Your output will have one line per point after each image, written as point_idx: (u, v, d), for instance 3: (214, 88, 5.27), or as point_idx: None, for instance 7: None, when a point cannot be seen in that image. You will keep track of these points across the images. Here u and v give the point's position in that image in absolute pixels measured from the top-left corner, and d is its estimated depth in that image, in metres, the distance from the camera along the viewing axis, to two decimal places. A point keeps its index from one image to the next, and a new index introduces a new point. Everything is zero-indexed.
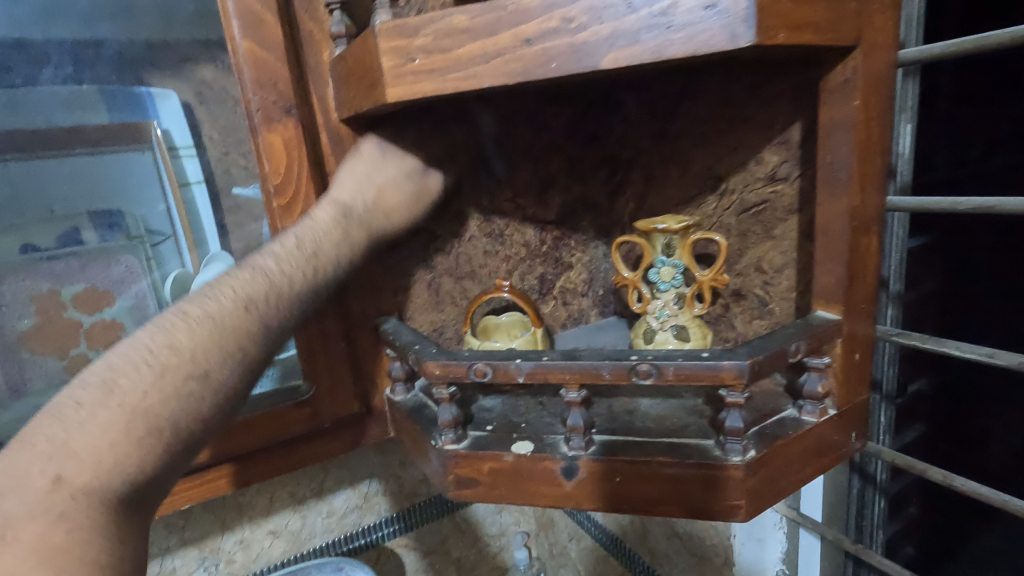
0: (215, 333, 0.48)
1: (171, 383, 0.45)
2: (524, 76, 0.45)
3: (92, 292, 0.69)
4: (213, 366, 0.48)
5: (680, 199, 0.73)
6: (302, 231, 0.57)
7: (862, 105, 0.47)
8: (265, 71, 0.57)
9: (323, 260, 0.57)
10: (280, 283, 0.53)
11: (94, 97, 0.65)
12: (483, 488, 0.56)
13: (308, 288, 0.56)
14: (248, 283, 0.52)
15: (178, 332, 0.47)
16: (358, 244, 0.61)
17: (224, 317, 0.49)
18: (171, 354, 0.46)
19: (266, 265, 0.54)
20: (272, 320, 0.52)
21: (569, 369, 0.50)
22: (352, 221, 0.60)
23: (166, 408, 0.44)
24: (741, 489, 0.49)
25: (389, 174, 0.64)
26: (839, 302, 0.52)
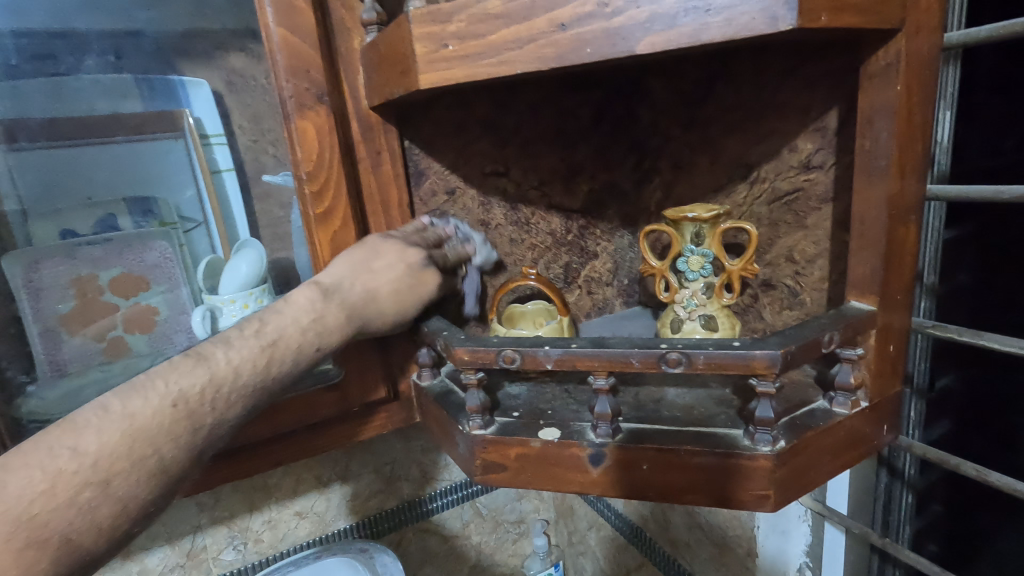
0: (128, 434, 0.44)
1: (61, 495, 0.41)
2: (558, 62, 0.45)
3: (129, 277, 0.71)
4: (116, 474, 0.43)
5: (710, 187, 0.72)
6: (269, 316, 0.54)
7: (904, 90, 0.46)
8: (297, 59, 0.58)
9: (282, 349, 0.53)
10: (222, 378, 0.49)
11: (129, 86, 0.67)
12: (510, 474, 0.57)
13: (257, 384, 0.51)
14: (186, 375, 0.47)
15: (87, 433, 0.43)
16: (335, 334, 0.56)
17: (145, 418, 0.45)
18: (71, 460, 0.42)
19: (213, 356, 0.49)
20: (204, 420, 0.48)
21: (598, 357, 0.50)
22: (329, 305, 0.56)
23: (54, 517, 0.41)
24: (769, 480, 0.49)
25: (384, 257, 0.60)
26: (875, 293, 0.51)
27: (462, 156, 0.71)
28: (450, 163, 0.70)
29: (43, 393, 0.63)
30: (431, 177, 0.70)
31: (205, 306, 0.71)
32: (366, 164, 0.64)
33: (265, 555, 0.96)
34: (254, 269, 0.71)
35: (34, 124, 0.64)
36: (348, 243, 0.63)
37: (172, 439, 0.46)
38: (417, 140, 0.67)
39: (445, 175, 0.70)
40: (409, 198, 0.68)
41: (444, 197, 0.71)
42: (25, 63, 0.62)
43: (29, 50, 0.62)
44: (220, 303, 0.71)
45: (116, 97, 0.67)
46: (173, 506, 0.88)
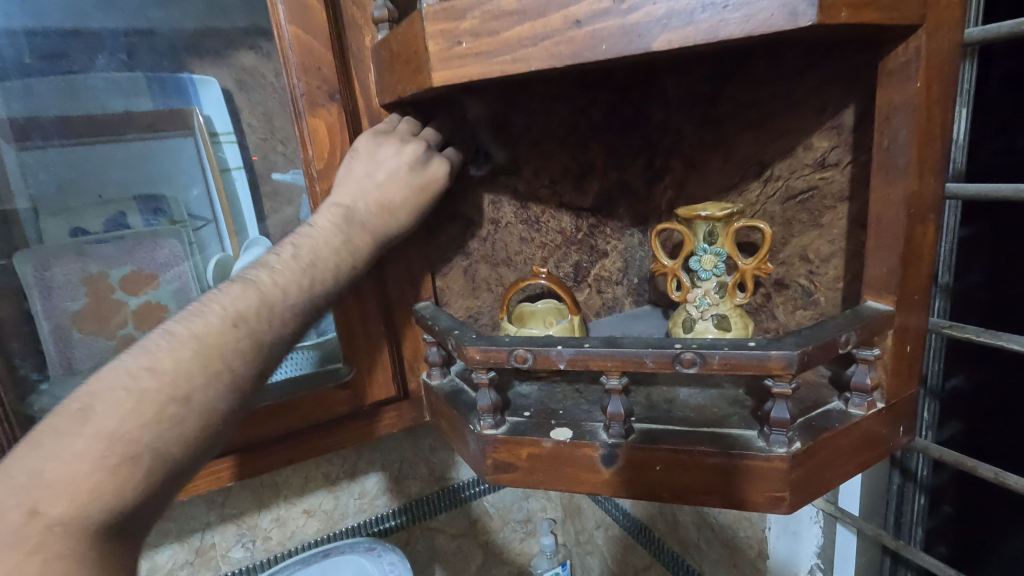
0: (200, 352, 0.45)
1: (150, 411, 0.41)
2: (573, 59, 0.44)
3: (138, 275, 0.71)
4: (197, 389, 0.44)
5: (721, 185, 0.71)
6: (299, 240, 0.54)
7: (923, 87, 0.46)
8: (309, 56, 0.57)
9: (320, 269, 0.53)
10: (273, 297, 0.49)
11: (140, 84, 0.68)
12: (522, 473, 0.57)
13: (305, 299, 0.52)
14: (238, 299, 0.48)
15: (161, 353, 0.44)
16: (362, 247, 0.57)
17: (211, 337, 0.46)
18: (152, 379, 0.42)
19: (258, 278, 0.50)
20: (265, 335, 0.49)
21: (611, 357, 0.50)
22: (356, 226, 0.57)
23: (146, 434, 0.41)
24: (785, 481, 0.48)
25: (393, 165, 0.59)
26: (892, 293, 0.50)
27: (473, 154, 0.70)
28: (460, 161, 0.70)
29: (56, 391, 0.64)
30: None
31: None
32: None
33: (274, 553, 0.97)
34: None
35: (47, 123, 0.64)
36: None
37: (241, 354, 0.46)
38: None
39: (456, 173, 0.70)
40: None
41: (453, 196, 0.70)
42: (38, 62, 0.62)
43: (41, 49, 0.62)
44: None
45: (128, 95, 0.67)
46: (183, 503, 0.89)
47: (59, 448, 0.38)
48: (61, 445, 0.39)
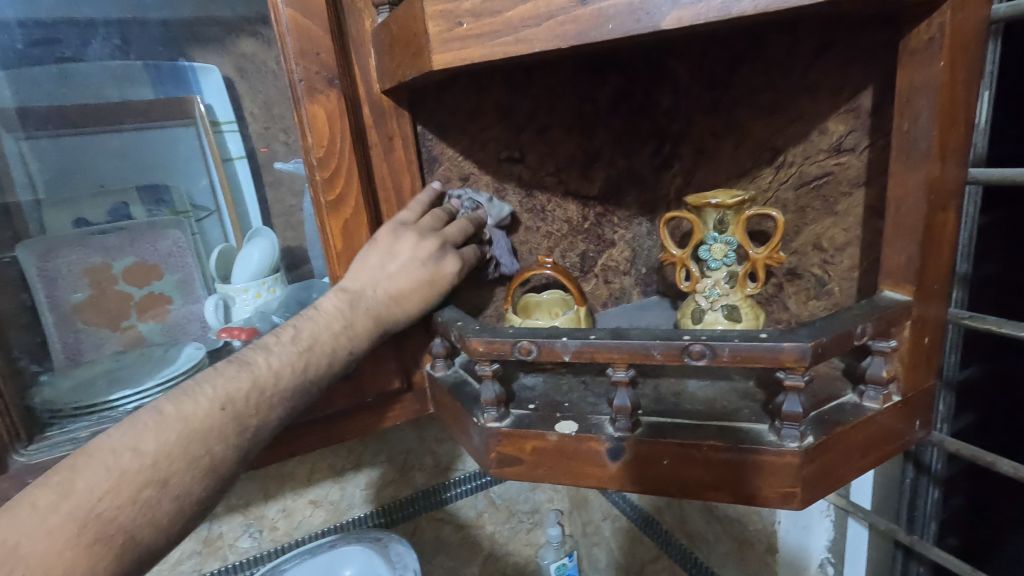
0: (185, 434, 0.46)
1: (127, 491, 0.43)
2: (578, 40, 0.42)
3: (141, 266, 0.71)
4: (175, 473, 0.45)
5: (733, 172, 0.69)
6: (303, 323, 0.55)
7: (947, 66, 0.43)
8: (308, 41, 0.56)
9: (317, 354, 0.54)
10: (265, 381, 0.51)
11: (139, 72, 0.66)
12: (527, 467, 0.56)
13: (297, 388, 0.53)
14: (232, 380, 0.49)
15: (147, 433, 0.45)
16: (363, 338, 0.57)
17: (198, 419, 0.47)
18: (133, 460, 0.44)
19: (254, 361, 0.51)
20: (251, 420, 0.50)
21: (618, 349, 0.49)
22: (358, 311, 0.57)
23: (120, 514, 0.42)
24: (797, 477, 0.47)
25: (404, 257, 0.60)
26: (911, 282, 0.49)
27: (477, 141, 0.69)
28: (464, 149, 0.68)
29: (58, 383, 0.63)
30: (445, 163, 0.68)
31: (218, 296, 0.72)
32: (378, 151, 0.62)
33: (281, 543, 0.97)
34: (267, 258, 0.72)
35: (41, 113, 0.63)
36: (360, 231, 0.61)
37: (223, 440, 0.47)
38: (430, 125, 0.65)
39: (459, 161, 0.68)
40: (421, 184, 0.66)
41: (458, 184, 0.69)
42: (34, 49, 0.61)
43: (36, 35, 0.61)
44: (234, 293, 0.72)
45: (127, 84, 0.66)
46: None
47: (35, 521, 0.40)
48: (38, 519, 0.40)
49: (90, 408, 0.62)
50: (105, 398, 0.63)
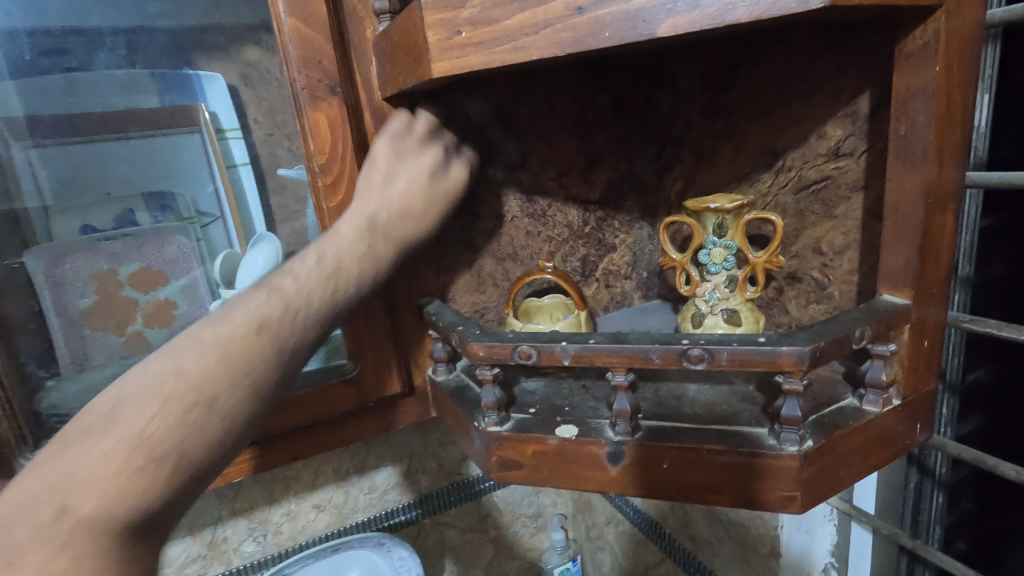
0: (224, 357, 0.45)
1: (175, 414, 0.43)
2: (575, 47, 0.43)
3: (147, 272, 0.71)
4: (220, 394, 0.45)
5: (732, 176, 0.69)
6: (325, 246, 0.54)
7: (943, 70, 0.44)
8: (310, 49, 0.56)
9: (344, 276, 0.53)
10: (297, 303, 0.50)
11: (143, 80, 0.67)
12: (527, 471, 0.56)
13: (328, 307, 0.52)
14: (263, 304, 0.48)
15: (187, 357, 0.45)
16: (381, 255, 0.57)
17: (234, 342, 0.46)
18: (178, 382, 0.43)
19: (283, 285, 0.50)
20: (287, 340, 0.49)
21: (617, 353, 0.49)
22: (379, 234, 0.57)
23: (170, 436, 0.42)
24: (797, 480, 0.47)
25: (412, 172, 0.60)
26: (909, 286, 0.49)
27: (478, 146, 0.69)
28: None
29: (64, 387, 0.64)
30: None
31: (222, 300, 0.71)
32: None
33: (285, 547, 0.97)
34: (270, 262, 0.71)
35: (51, 122, 0.64)
36: None
37: (262, 361, 0.47)
38: None
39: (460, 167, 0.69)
40: None
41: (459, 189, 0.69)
42: (41, 60, 0.62)
43: (43, 46, 0.62)
44: (236, 298, 0.70)
45: (134, 92, 0.68)
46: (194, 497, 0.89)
47: (91, 447, 0.40)
48: (92, 444, 0.40)
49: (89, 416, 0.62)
50: None
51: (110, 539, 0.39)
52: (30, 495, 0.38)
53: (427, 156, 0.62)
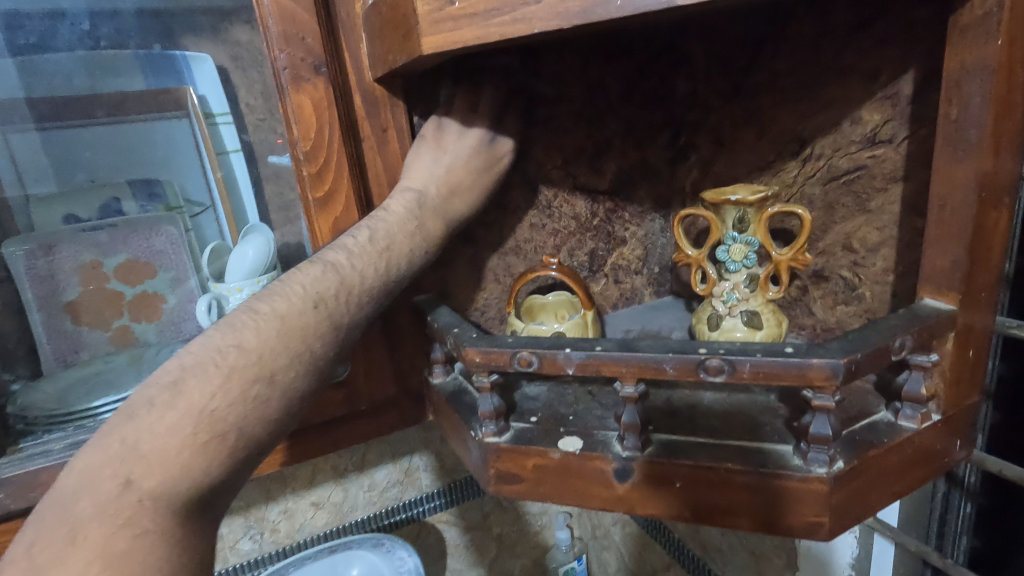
0: (282, 332, 0.45)
1: (237, 387, 0.43)
2: (582, 18, 0.37)
3: (132, 263, 0.69)
4: (280, 370, 0.45)
5: (754, 165, 0.64)
6: (376, 224, 0.53)
7: (1006, 45, 0.38)
8: (292, 25, 0.51)
9: (396, 254, 0.53)
10: (351, 281, 0.50)
11: (130, 61, 0.63)
12: (528, 485, 0.52)
13: (381, 284, 0.52)
14: (318, 281, 0.48)
15: (247, 331, 0.45)
16: (434, 238, 0.56)
17: (291, 318, 0.46)
18: (239, 357, 0.43)
19: (338, 260, 0.50)
20: (342, 318, 0.49)
21: (627, 362, 0.44)
22: (427, 211, 0.56)
23: (232, 413, 0.42)
24: (824, 504, 0.42)
25: (458, 148, 0.58)
26: (956, 290, 0.43)
27: None
28: None
29: (45, 385, 0.63)
30: None
31: (211, 295, 0.68)
32: (371, 143, 0.58)
33: (282, 545, 0.94)
34: (261, 254, 0.67)
35: (5, 106, 0.60)
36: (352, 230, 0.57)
37: (319, 337, 0.47)
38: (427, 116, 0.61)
39: None
40: None
41: None
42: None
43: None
44: (226, 292, 0.67)
45: (111, 74, 0.63)
46: None
47: (153, 421, 0.40)
48: (155, 418, 0.40)
49: (70, 418, 0.60)
50: (86, 406, 0.61)
51: (172, 519, 0.38)
52: (96, 468, 0.38)
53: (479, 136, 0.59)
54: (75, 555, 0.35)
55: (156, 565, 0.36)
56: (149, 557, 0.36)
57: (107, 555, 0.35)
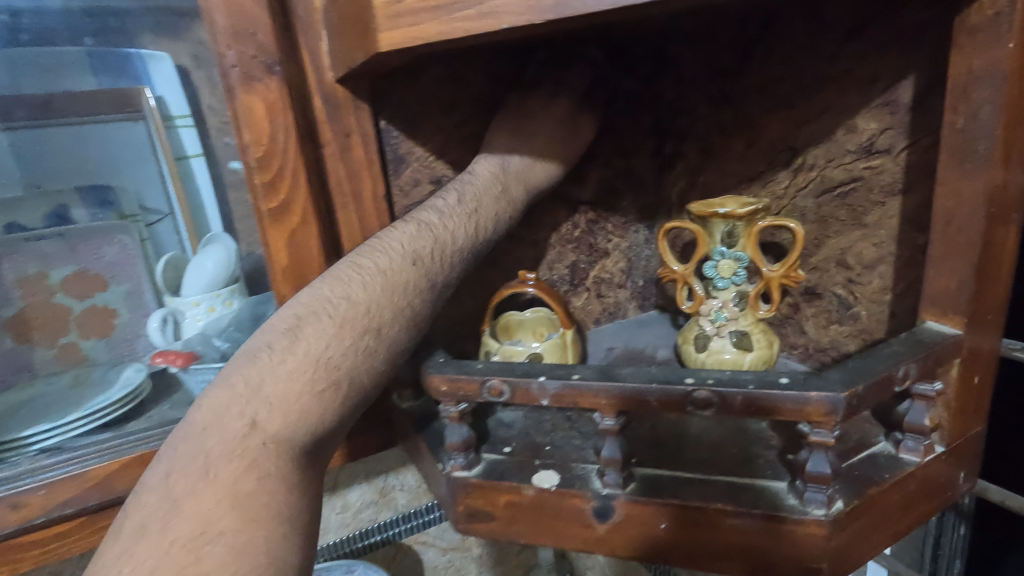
0: (387, 286, 0.45)
1: (349, 337, 0.42)
2: (556, 12, 0.33)
3: (83, 276, 0.63)
4: (386, 324, 0.44)
5: (743, 175, 0.60)
6: (463, 187, 0.53)
7: (1019, 48, 0.35)
8: (242, 20, 0.47)
9: (485, 216, 0.52)
10: (445, 239, 0.49)
11: (76, 60, 0.59)
12: (500, 524, 0.47)
13: (471, 246, 0.52)
14: (415, 239, 0.48)
15: (354, 284, 0.44)
16: (517, 205, 0.56)
17: (395, 273, 0.46)
18: (349, 308, 0.43)
19: (431, 220, 0.50)
20: (439, 276, 0.49)
21: (607, 393, 0.40)
22: (511, 175, 0.55)
23: (345, 361, 0.42)
24: (823, 550, 0.39)
25: (513, 128, 0.57)
26: (961, 313, 0.40)
27: (452, 139, 0.59)
28: (437, 147, 0.59)
29: None
30: (412, 164, 0.58)
31: (165, 311, 0.64)
32: (332, 149, 0.53)
33: None
34: (222, 267, 0.64)
35: None
36: (310, 243, 0.52)
37: (419, 293, 0.47)
38: (396, 120, 0.56)
39: (430, 161, 0.59)
40: (386, 190, 0.57)
41: (429, 187, 0.60)
42: None
43: None
44: (183, 307, 0.64)
45: (50, 72, 0.58)
46: None
47: (275, 364, 0.40)
48: (276, 362, 0.40)
49: None
50: (15, 435, 0.53)
51: (289, 465, 0.38)
52: (221, 408, 0.38)
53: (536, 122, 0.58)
54: (207, 490, 0.35)
55: (277, 507, 0.35)
56: (273, 499, 0.35)
57: (236, 491, 0.35)
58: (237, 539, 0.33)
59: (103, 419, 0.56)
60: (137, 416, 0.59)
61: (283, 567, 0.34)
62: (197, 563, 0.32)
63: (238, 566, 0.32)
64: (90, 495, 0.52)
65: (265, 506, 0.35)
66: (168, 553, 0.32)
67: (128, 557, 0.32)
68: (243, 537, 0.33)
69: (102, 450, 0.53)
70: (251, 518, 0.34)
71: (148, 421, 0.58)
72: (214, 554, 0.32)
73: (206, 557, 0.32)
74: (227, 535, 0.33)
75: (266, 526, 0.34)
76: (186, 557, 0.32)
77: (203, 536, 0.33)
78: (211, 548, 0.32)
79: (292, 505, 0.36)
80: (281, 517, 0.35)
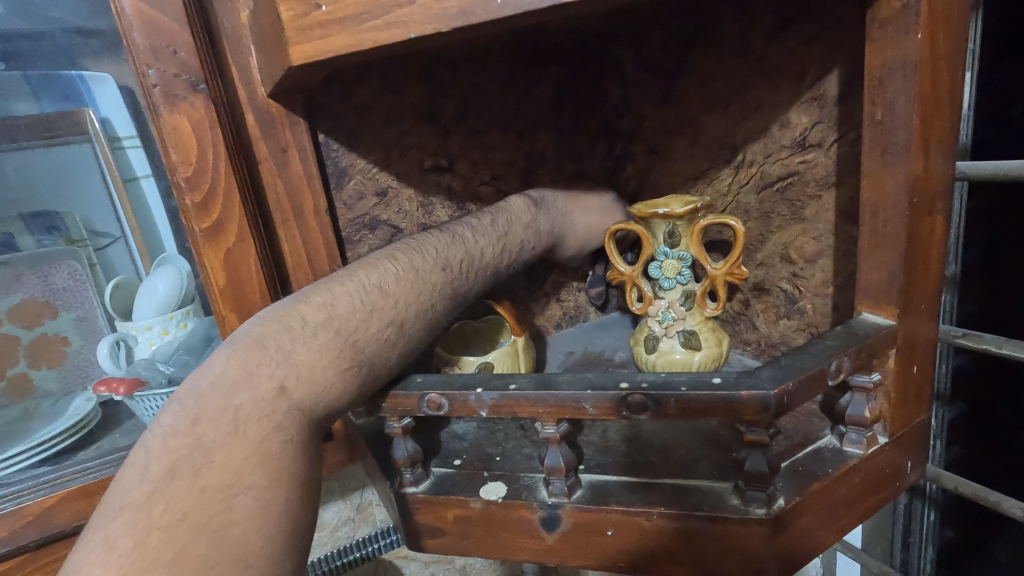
0: (417, 284, 0.47)
1: (375, 324, 0.44)
2: (462, 19, 0.33)
3: (31, 305, 0.61)
4: (410, 319, 0.46)
5: (689, 173, 0.60)
6: (497, 212, 0.57)
7: (926, 37, 0.35)
8: (161, 38, 0.46)
9: (512, 241, 0.56)
10: (475, 255, 0.52)
11: (17, 83, 0.55)
12: (450, 539, 0.46)
13: (495, 266, 0.55)
14: (448, 246, 0.51)
15: (389, 275, 0.46)
16: (544, 242, 0.60)
17: (425, 273, 0.48)
18: (381, 297, 0.45)
19: (465, 235, 0.53)
20: (462, 287, 0.51)
21: (543, 402, 0.40)
22: (542, 211, 0.60)
23: (370, 346, 0.43)
24: (767, 549, 0.38)
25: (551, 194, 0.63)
26: (894, 304, 0.40)
27: (395, 150, 0.59)
28: (380, 160, 0.58)
29: None
30: (356, 177, 0.58)
31: (116, 335, 0.62)
32: (268, 165, 0.52)
33: None
34: (174, 289, 0.61)
35: None
36: (248, 262, 0.51)
37: (442, 299, 0.49)
38: (335, 134, 0.56)
39: (373, 173, 0.58)
40: (328, 205, 0.56)
41: (374, 200, 0.59)
42: None
43: None
44: (133, 331, 0.62)
45: None
46: None
47: (307, 337, 0.41)
48: (309, 335, 0.42)
49: None
50: None
51: (308, 434, 0.40)
52: (252, 367, 0.39)
53: (536, 189, 0.63)
54: (238, 444, 0.37)
55: (294, 472, 0.38)
56: (294, 465, 0.38)
57: (264, 450, 0.37)
58: (264, 495, 0.36)
59: (45, 452, 0.54)
60: (86, 445, 0.57)
61: (297, 527, 0.37)
62: (228, 512, 0.34)
63: (264, 521, 0.35)
64: (24, 534, 0.50)
65: (285, 471, 0.38)
66: (199, 498, 0.34)
67: (161, 496, 0.34)
68: (268, 494, 0.36)
69: (41, 483, 0.52)
70: (278, 479, 0.37)
71: (97, 449, 0.57)
72: (244, 504, 0.35)
73: (236, 507, 0.35)
74: (255, 489, 0.36)
75: (286, 489, 0.37)
76: (218, 504, 0.34)
77: (234, 487, 0.35)
78: (241, 499, 0.35)
79: (305, 471, 0.39)
80: (300, 482, 0.38)
